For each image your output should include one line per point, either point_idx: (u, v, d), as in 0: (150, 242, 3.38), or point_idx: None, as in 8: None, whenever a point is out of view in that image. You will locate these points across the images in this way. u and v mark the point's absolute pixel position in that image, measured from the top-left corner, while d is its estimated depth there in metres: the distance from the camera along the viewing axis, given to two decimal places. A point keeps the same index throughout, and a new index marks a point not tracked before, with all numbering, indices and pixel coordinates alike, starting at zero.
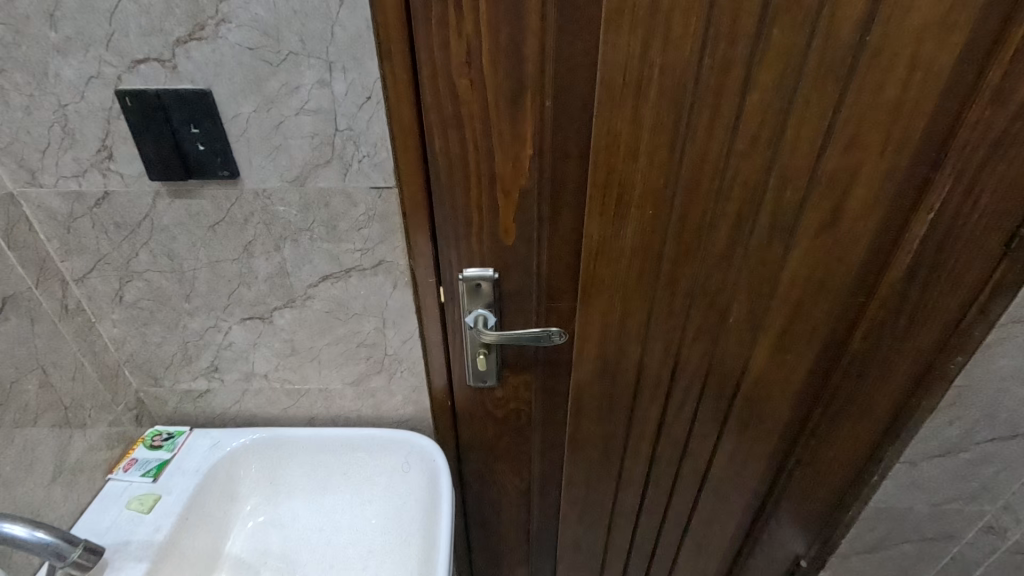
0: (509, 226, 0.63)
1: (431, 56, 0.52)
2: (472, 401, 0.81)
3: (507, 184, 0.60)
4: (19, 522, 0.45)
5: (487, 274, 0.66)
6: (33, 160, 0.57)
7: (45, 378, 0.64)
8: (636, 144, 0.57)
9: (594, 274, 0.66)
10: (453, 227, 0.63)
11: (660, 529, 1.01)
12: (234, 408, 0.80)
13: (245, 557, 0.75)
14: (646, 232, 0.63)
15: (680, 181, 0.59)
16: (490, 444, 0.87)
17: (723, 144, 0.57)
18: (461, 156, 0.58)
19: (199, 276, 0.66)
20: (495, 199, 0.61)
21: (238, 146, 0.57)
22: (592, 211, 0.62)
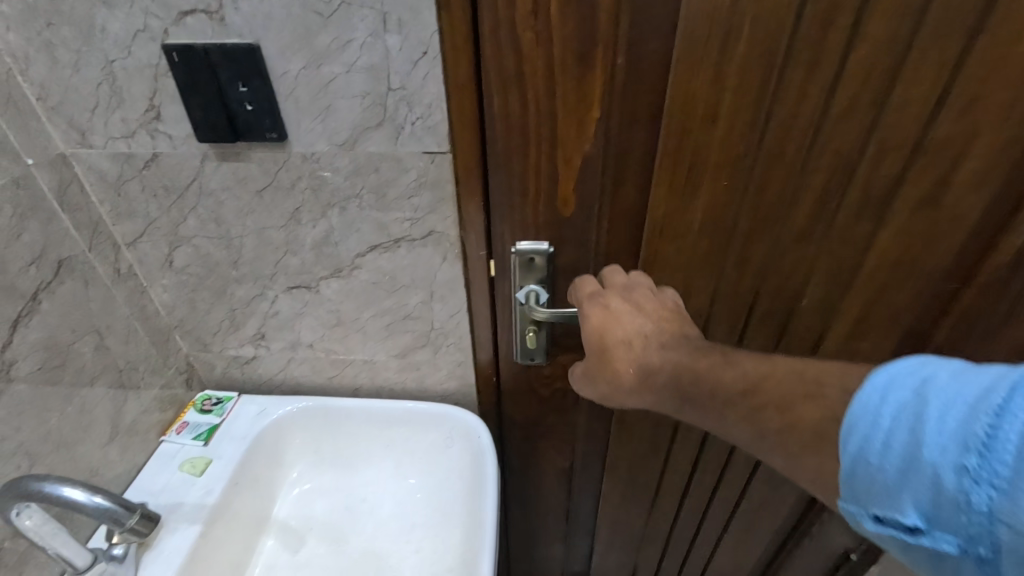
0: (568, 197, 0.59)
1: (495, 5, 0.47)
2: (517, 379, 0.78)
3: (569, 150, 0.55)
4: (78, 487, 0.45)
5: (541, 247, 0.62)
6: (83, 120, 0.56)
7: (100, 342, 0.64)
8: (716, 106, 0.51)
9: (657, 250, 0.62)
10: (507, 196, 0.59)
11: (704, 513, 0.98)
12: (280, 376, 0.80)
13: (291, 522, 0.76)
14: (718, 206, 0.58)
15: (762, 149, 0.54)
16: (535, 423, 0.84)
17: (817, 108, 0.51)
18: (521, 118, 0.53)
19: (247, 243, 0.65)
20: (555, 167, 0.56)
21: (286, 106, 0.54)
22: (660, 181, 0.57)
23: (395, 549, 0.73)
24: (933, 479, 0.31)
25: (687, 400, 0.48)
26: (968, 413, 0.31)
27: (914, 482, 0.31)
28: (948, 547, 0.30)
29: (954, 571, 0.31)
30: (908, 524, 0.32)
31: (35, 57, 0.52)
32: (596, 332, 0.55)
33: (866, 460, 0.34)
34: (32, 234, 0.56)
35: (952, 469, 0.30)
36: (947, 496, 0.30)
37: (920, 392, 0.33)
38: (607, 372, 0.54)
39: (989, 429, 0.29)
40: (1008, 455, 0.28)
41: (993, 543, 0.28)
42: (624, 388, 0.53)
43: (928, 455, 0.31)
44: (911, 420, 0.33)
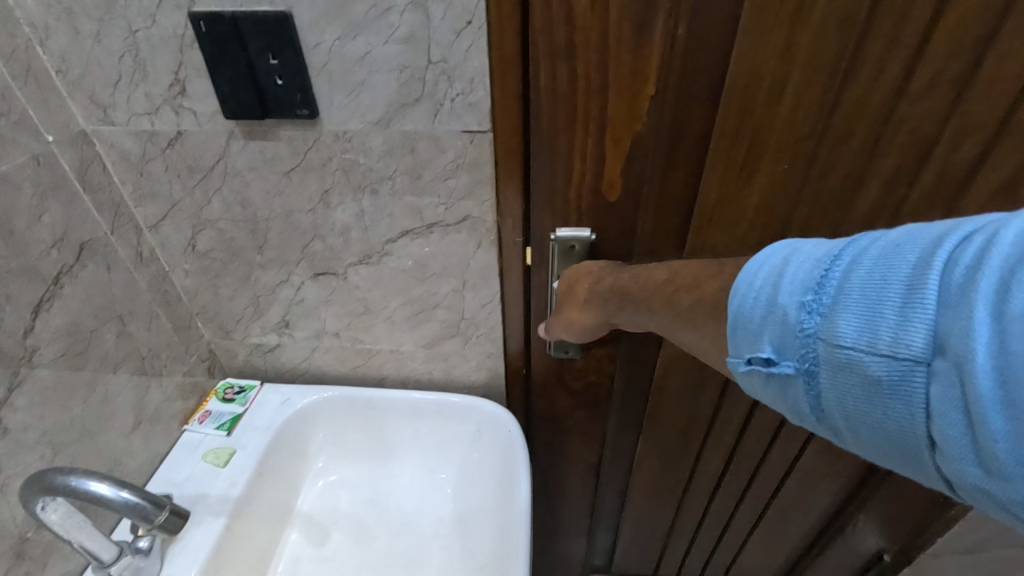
0: (614, 179, 0.55)
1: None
2: (548, 372, 0.75)
3: (619, 129, 0.51)
4: (105, 481, 0.44)
5: (582, 233, 0.58)
6: (104, 95, 0.53)
7: (123, 328, 0.62)
8: (783, 82, 0.47)
9: (705, 238, 0.58)
10: (549, 179, 0.56)
11: (733, 511, 0.96)
12: (303, 365, 0.78)
13: (315, 515, 0.74)
14: (775, 192, 0.54)
15: (827, 129, 0.50)
16: (564, 419, 0.82)
17: (894, 83, 0.47)
18: (569, 94, 0.50)
19: (273, 227, 0.62)
20: (602, 147, 0.53)
21: (319, 80, 0.50)
22: (714, 163, 0.53)
23: (423, 544, 0.71)
24: (780, 314, 0.34)
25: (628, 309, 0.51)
26: (812, 261, 0.34)
27: (768, 321, 0.35)
28: (788, 372, 0.34)
29: (795, 394, 0.34)
30: (761, 359, 0.35)
31: (56, 26, 0.49)
32: (568, 276, 0.59)
33: (740, 312, 0.36)
34: (54, 214, 0.53)
35: (796, 304, 0.33)
36: (788, 326, 0.34)
37: (783, 254, 0.36)
38: (569, 312, 0.58)
39: (823, 269, 0.33)
40: (835, 286, 0.32)
41: (816, 361, 0.32)
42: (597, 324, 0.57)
43: (776, 295, 0.34)
44: (774, 272, 0.35)
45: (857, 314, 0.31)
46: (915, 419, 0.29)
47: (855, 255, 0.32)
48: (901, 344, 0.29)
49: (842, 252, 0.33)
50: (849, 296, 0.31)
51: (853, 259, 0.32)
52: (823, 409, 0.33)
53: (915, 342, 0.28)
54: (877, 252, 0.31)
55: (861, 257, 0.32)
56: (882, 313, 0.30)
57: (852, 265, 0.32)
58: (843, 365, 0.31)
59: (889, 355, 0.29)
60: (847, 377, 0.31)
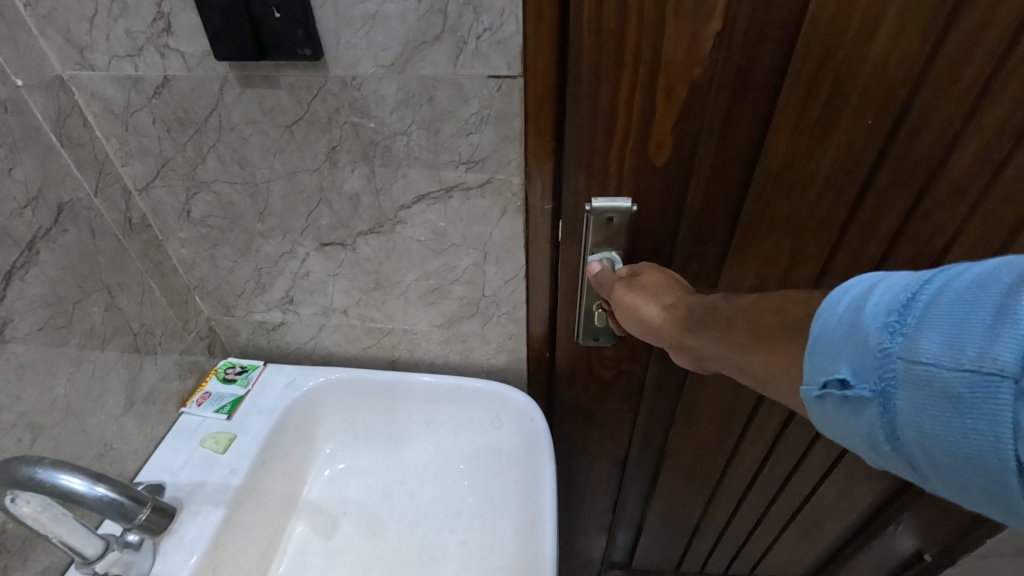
0: (663, 139, 0.48)
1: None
2: (576, 359, 0.68)
3: (675, 73, 0.44)
4: (79, 475, 0.38)
5: (622, 204, 0.51)
6: (82, 33, 0.47)
7: (111, 301, 0.56)
8: (877, 14, 0.40)
9: (766, 205, 0.51)
10: (589, 136, 0.48)
11: (767, 509, 0.90)
12: (310, 345, 0.72)
13: (322, 504, 0.69)
14: (852, 151, 0.47)
15: (924, 72, 0.42)
16: (590, 410, 0.75)
17: (1015, 13, 0.39)
18: (618, 32, 0.42)
19: (274, 190, 0.56)
20: (654, 97, 0.45)
21: (323, 14, 0.44)
22: (783, 117, 0.45)
23: (438, 540, 0.65)
24: (853, 331, 0.28)
25: (698, 325, 0.43)
26: (898, 281, 0.28)
27: (838, 339, 0.28)
28: (857, 400, 0.27)
29: (868, 427, 0.27)
30: (821, 383, 0.28)
31: None
32: (660, 273, 0.51)
33: (814, 331, 0.30)
34: (26, 168, 0.47)
35: (877, 320, 0.27)
36: (862, 344, 0.27)
37: (864, 276, 0.30)
38: (631, 290, 0.50)
39: (911, 284, 0.27)
40: (925, 300, 0.26)
41: (892, 383, 0.26)
42: (641, 321, 0.48)
43: (852, 310, 0.28)
44: (852, 291, 0.29)
45: (946, 330, 0.24)
46: (1002, 447, 0.22)
47: (952, 270, 0.26)
48: (993, 359, 0.22)
49: (936, 267, 0.27)
50: (938, 311, 0.25)
51: (947, 276, 0.26)
52: (896, 448, 0.26)
53: (1013, 355, 0.22)
54: (979, 265, 0.25)
55: (961, 272, 0.26)
56: (974, 325, 0.24)
57: (948, 279, 0.26)
58: (922, 387, 0.24)
59: (977, 370, 0.23)
60: (929, 402, 0.24)
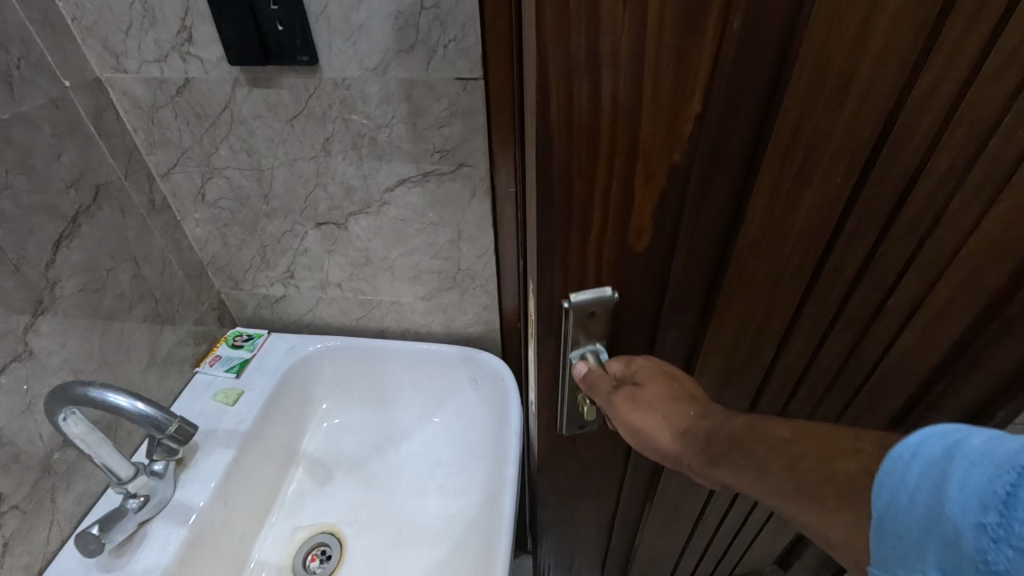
0: (643, 224, 0.37)
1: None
2: (555, 447, 0.57)
3: (657, 144, 0.33)
4: (122, 393, 0.47)
5: (605, 293, 0.41)
6: (116, 42, 0.56)
7: (137, 271, 0.66)
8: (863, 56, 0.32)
9: (755, 276, 0.42)
10: (560, 217, 0.36)
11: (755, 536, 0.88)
12: (309, 316, 0.82)
13: (319, 456, 0.78)
14: (863, 205, 0.39)
15: (957, 117, 0.34)
16: (570, 490, 0.64)
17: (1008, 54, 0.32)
18: (589, 97, 0.30)
19: (277, 176, 0.65)
20: (632, 177, 0.34)
21: (318, 27, 0.53)
22: (779, 184, 0.36)
23: (420, 485, 0.74)
24: (937, 525, 0.21)
25: (723, 464, 0.37)
26: (987, 453, 0.21)
27: (917, 530, 0.22)
28: None
29: None
30: None
31: None
32: (665, 377, 0.43)
33: (881, 506, 0.24)
34: (72, 155, 0.56)
35: (969, 518, 0.20)
36: (952, 544, 0.21)
37: (941, 436, 0.23)
38: (635, 410, 0.43)
39: (1007, 465, 0.20)
40: None
41: None
42: (653, 445, 0.43)
43: (932, 494, 0.22)
44: (929, 461, 0.23)
45: None
46: None
47: None
48: None
49: None
50: None
51: None
52: None
53: None
54: None
55: None
56: None
57: None
58: None
59: None
60: None
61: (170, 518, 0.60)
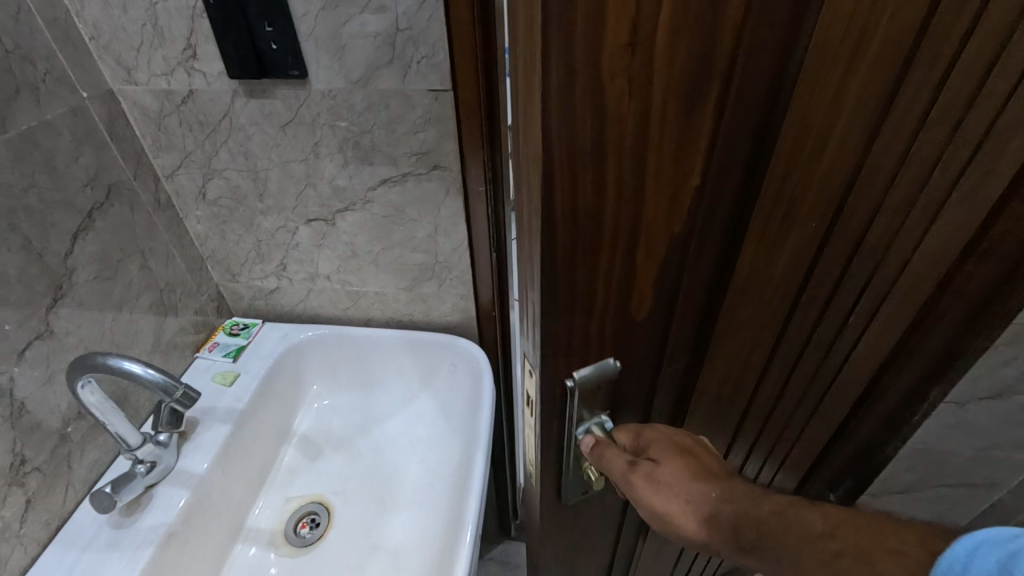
0: (646, 292, 0.36)
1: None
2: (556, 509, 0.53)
3: (660, 217, 0.32)
4: (136, 362, 0.54)
5: (607, 363, 0.40)
6: (129, 58, 0.63)
7: (144, 262, 0.72)
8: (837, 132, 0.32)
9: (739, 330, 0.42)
10: (562, 288, 0.35)
11: None
12: (300, 307, 0.89)
13: (309, 435, 0.85)
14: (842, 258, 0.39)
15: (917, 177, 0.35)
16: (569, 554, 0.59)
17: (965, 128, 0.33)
18: (592, 176, 0.29)
19: (271, 176, 0.72)
20: (634, 249, 0.33)
21: (307, 46, 0.60)
22: (768, 233, 0.36)
23: (402, 460, 0.81)
24: None
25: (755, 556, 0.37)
26: None
27: None
28: None
29: None
30: None
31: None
32: (680, 455, 0.42)
33: None
34: (88, 158, 0.63)
35: None
36: None
37: (998, 546, 0.26)
38: (656, 492, 0.41)
39: None
40: None
41: None
42: (673, 528, 0.41)
43: None
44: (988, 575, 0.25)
45: None
46: None
47: None
48: None
49: None
50: None
51: None
52: None
53: None
54: None
55: None
56: None
57: None
58: None
59: None
60: None
61: (174, 483, 0.67)
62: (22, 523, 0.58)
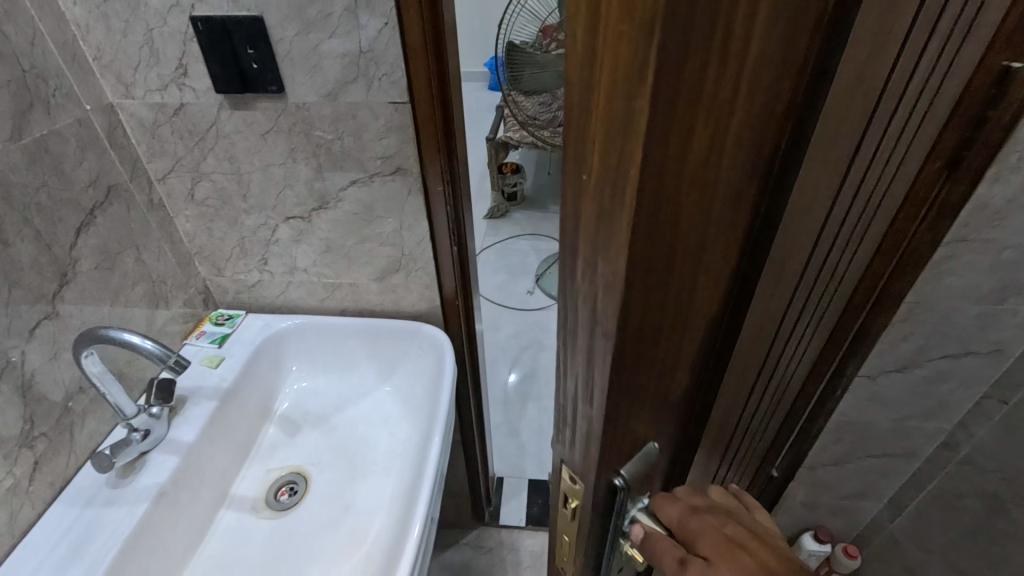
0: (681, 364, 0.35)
1: (587, 88, 0.21)
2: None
3: (703, 285, 0.32)
4: (135, 334, 0.63)
5: (648, 448, 0.38)
6: (127, 75, 0.73)
7: (139, 256, 0.81)
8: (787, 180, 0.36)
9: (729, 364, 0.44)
10: (628, 393, 0.31)
11: None
12: (281, 299, 0.97)
13: (289, 414, 0.93)
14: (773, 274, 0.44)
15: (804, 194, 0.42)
16: None
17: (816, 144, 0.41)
18: (662, 285, 0.28)
19: (254, 178, 0.81)
20: (680, 329, 0.33)
21: (283, 66, 0.70)
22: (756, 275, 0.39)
23: (374, 434, 0.90)
24: None
25: None
26: None
27: None
28: None
29: None
30: None
31: (94, 25, 0.69)
32: (732, 550, 0.37)
33: None
34: (91, 162, 0.72)
35: None
36: None
37: None
38: None
39: None
40: None
41: None
42: None
43: None
44: None
45: None
46: None
47: None
48: None
49: None
50: None
51: None
52: None
53: None
54: None
55: None
56: None
57: None
58: None
59: None
60: None
61: (165, 451, 0.75)
62: (31, 481, 0.65)
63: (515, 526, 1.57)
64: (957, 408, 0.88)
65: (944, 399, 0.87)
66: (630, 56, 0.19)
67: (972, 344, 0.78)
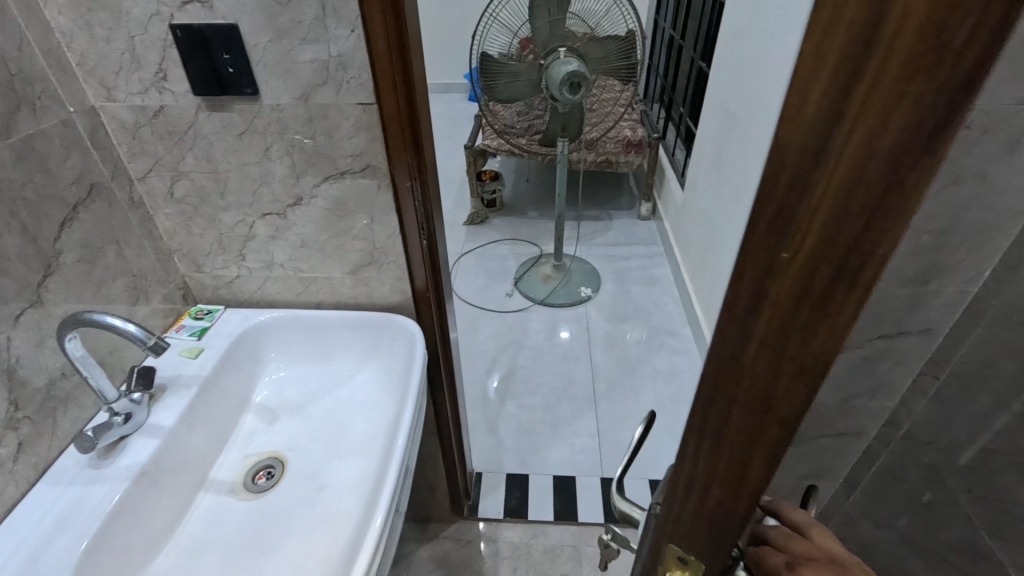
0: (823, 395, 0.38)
1: (840, 116, 0.22)
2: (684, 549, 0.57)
3: None
4: (119, 318, 0.67)
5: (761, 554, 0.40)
6: (110, 79, 0.78)
7: (120, 251, 0.85)
8: None
9: None
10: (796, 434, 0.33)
11: None
12: (259, 293, 1.02)
13: (267, 403, 0.97)
14: None
15: None
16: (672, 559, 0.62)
17: None
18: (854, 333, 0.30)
19: (231, 176, 0.86)
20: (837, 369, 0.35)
21: (258, 71, 0.76)
22: None
23: (350, 419, 0.94)
24: None
25: None
26: None
27: None
28: None
29: None
30: None
31: (78, 33, 0.74)
32: None
33: None
34: (75, 161, 0.77)
35: None
36: None
37: None
38: None
39: None
40: None
41: None
42: None
43: None
44: None
45: None
46: None
47: None
48: None
49: None
50: None
51: None
52: None
53: None
54: None
55: None
56: None
57: None
58: None
59: None
60: None
61: (146, 435, 0.78)
62: (15, 461, 0.69)
63: (493, 518, 1.61)
64: (899, 385, 0.91)
65: (886, 376, 0.89)
66: (912, 106, 0.20)
67: (904, 322, 0.82)
